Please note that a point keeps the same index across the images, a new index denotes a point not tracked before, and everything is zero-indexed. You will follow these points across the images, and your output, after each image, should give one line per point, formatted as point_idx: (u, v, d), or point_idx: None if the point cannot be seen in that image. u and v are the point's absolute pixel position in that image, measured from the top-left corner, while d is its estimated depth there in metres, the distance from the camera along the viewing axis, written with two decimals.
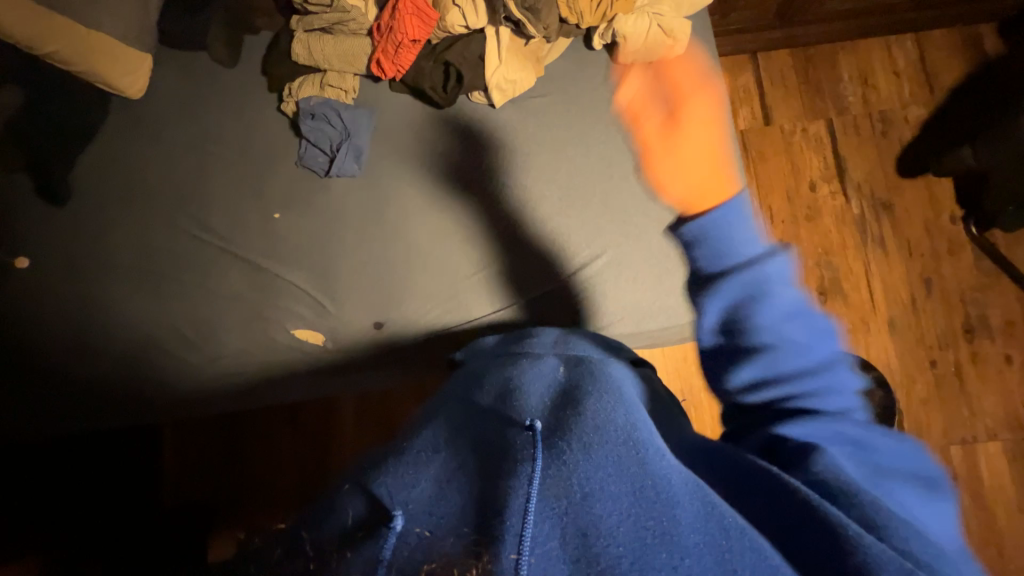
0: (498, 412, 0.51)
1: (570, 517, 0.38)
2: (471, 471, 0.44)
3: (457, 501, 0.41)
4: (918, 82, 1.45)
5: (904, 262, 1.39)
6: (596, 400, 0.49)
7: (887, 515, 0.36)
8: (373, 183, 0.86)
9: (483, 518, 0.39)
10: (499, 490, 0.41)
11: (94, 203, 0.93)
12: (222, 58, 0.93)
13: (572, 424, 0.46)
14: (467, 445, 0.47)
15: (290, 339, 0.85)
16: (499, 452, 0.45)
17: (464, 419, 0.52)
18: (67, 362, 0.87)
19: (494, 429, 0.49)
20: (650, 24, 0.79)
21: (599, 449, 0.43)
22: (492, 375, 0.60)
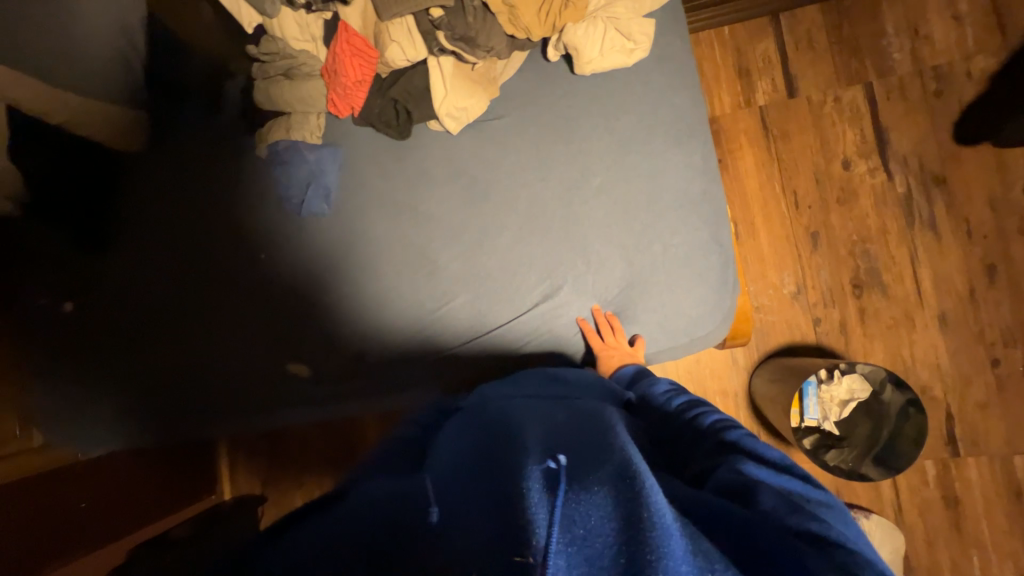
0: (505, 452, 0.53)
1: (575, 548, 0.38)
2: (485, 511, 0.45)
3: (477, 525, 0.44)
4: (983, 28, 1.21)
5: (961, 246, 1.20)
6: (597, 441, 0.50)
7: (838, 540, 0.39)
8: (342, 219, 0.88)
9: (495, 541, 0.41)
10: (507, 518, 0.42)
11: (115, 251, 1.02)
12: (207, 110, 1.01)
13: (575, 462, 0.47)
14: (478, 489, 0.49)
15: (284, 371, 0.91)
16: (505, 485, 0.46)
17: (474, 463, 0.54)
18: (113, 393, 1.00)
19: (502, 461, 0.51)
20: (606, 29, 0.73)
21: (600, 483, 0.42)
22: (496, 416, 0.63)
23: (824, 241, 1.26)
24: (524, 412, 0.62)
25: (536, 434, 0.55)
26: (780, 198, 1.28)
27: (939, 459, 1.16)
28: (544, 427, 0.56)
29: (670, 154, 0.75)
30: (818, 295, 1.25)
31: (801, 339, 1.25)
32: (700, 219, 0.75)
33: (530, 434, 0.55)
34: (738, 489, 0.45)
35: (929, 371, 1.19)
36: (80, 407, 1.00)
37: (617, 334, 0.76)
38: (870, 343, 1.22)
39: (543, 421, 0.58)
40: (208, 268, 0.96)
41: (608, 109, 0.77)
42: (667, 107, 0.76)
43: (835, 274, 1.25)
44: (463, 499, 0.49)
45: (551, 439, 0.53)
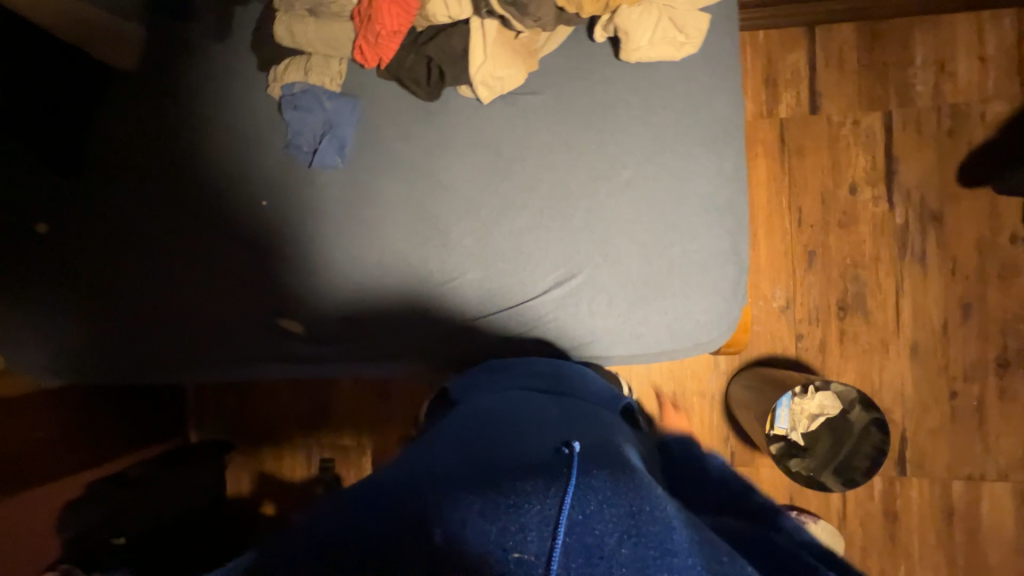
0: (502, 437, 0.53)
1: (577, 534, 0.38)
2: (480, 484, 0.45)
3: (470, 498, 0.43)
4: (1005, 73, 1.23)
5: (943, 283, 1.26)
6: (597, 445, 0.51)
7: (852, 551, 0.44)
8: (355, 175, 0.84)
9: (490, 522, 0.40)
10: (503, 501, 0.42)
11: (96, 174, 0.94)
12: (212, 33, 0.91)
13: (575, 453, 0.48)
14: (473, 462, 0.49)
15: (277, 326, 0.88)
16: (505, 470, 0.47)
17: (466, 440, 0.54)
18: (81, 325, 0.93)
19: (503, 448, 0.51)
20: (659, 17, 0.70)
21: (598, 478, 0.45)
22: (488, 405, 0.62)
23: (818, 261, 1.29)
24: (515, 399, 0.63)
25: (535, 427, 0.55)
26: (785, 213, 1.30)
27: (887, 476, 1.25)
28: (542, 420, 0.57)
29: (703, 158, 0.74)
30: (804, 312, 1.29)
31: (782, 352, 1.30)
32: (723, 227, 0.75)
33: (527, 424, 0.56)
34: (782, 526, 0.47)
35: (893, 396, 1.26)
36: (43, 335, 0.94)
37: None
38: (844, 363, 1.28)
39: (541, 416, 0.58)
40: (201, 207, 0.91)
41: (647, 103, 0.75)
42: (705, 109, 0.75)
43: (824, 293, 1.29)
44: (452, 471, 0.48)
45: (554, 433, 0.53)
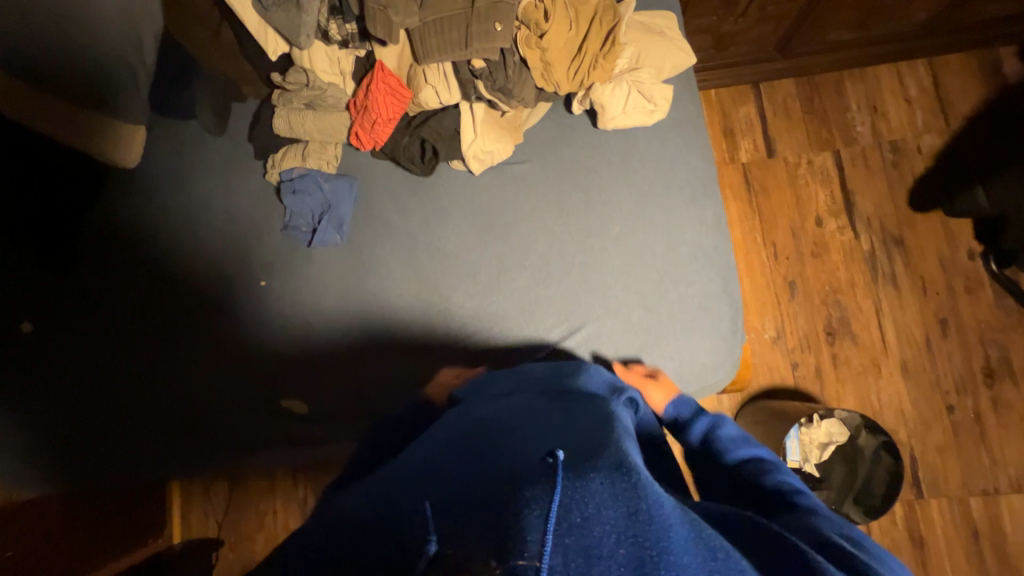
0: (497, 446, 0.51)
1: (571, 538, 0.35)
2: (478, 495, 0.42)
3: (464, 517, 0.41)
4: (930, 110, 1.38)
5: (918, 301, 1.32)
6: (592, 443, 0.49)
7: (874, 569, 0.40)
8: (355, 251, 0.86)
9: (483, 540, 0.37)
10: (504, 510, 0.39)
11: (87, 267, 0.93)
12: (211, 129, 0.95)
13: (573, 454, 0.46)
14: (472, 473, 0.47)
15: (277, 408, 0.85)
16: (500, 476, 0.44)
17: (464, 451, 0.51)
18: (68, 427, 0.88)
19: (498, 457, 0.48)
20: (629, 91, 0.78)
21: (595, 476, 0.42)
22: (485, 413, 0.60)
23: (800, 291, 1.35)
24: (510, 406, 0.61)
25: (530, 434, 0.52)
26: (761, 248, 1.37)
27: (906, 500, 1.24)
28: (538, 424, 0.54)
29: (686, 209, 0.80)
30: (795, 341, 1.33)
31: (781, 383, 1.31)
32: (713, 270, 0.79)
33: (525, 429, 0.54)
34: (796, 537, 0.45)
35: (895, 416, 1.28)
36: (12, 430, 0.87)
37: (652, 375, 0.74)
38: (842, 387, 1.30)
39: (537, 420, 0.56)
40: (199, 290, 0.90)
41: (627, 164, 0.81)
42: (682, 166, 0.81)
43: (811, 320, 1.34)
44: (453, 486, 0.46)
45: (549, 436, 0.51)
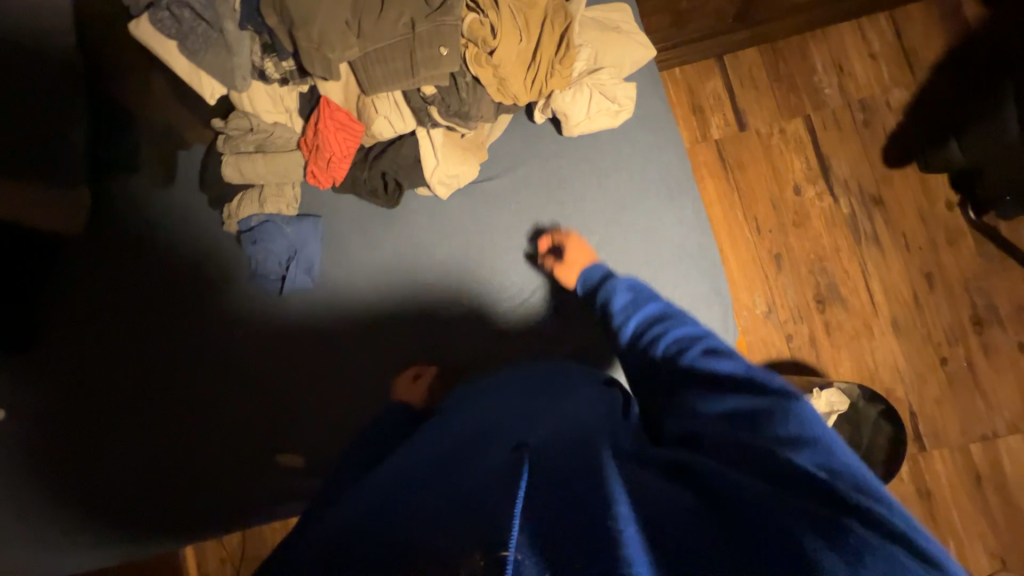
0: (483, 447, 0.52)
1: (536, 524, 0.38)
2: (460, 493, 0.45)
3: (442, 507, 0.44)
4: (896, 64, 1.37)
5: (902, 258, 1.33)
6: (573, 446, 0.46)
7: (837, 505, 0.35)
8: (329, 293, 0.83)
9: (462, 530, 0.39)
10: (481, 507, 0.41)
11: (51, 344, 0.88)
12: (159, 182, 0.90)
13: (550, 445, 0.48)
14: (459, 473, 0.49)
15: (275, 463, 0.83)
16: (483, 478, 0.46)
17: (452, 452, 0.53)
18: (58, 510, 0.84)
19: (481, 458, 0.50)
20: (591, 94, 0.74)
21: (565, 465, 0.44)
22: (466, 423, 0.58)
23: (786, 262, 1.34)
24: (493, 399, 0.63)
25: (514, 425, 0.54)
26: (742, 224, 1.36)
27: (909, 456, 1.26)
28: (521, 415, 0.56)
29: (664, 210, 0.77)
30: (787, 313, 1.33)
31: (778, 357, 1.31)
32: (700, 269, 0.77)
33: (509, 421, 0.55)
34: (751, 463, 0.41)
35: (891, 374, 1.29)
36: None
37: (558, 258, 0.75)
38: (837, 353, 1.31)
39: (519, 408, 0.57)
40: (177, 352, 0.87)
41: (599, 169, 0.79)
42: (655, 165, 0.78)
43: (800, 291, 1.33)
44: (435, 483, 0.48)
45: (531, 426, 0.52)
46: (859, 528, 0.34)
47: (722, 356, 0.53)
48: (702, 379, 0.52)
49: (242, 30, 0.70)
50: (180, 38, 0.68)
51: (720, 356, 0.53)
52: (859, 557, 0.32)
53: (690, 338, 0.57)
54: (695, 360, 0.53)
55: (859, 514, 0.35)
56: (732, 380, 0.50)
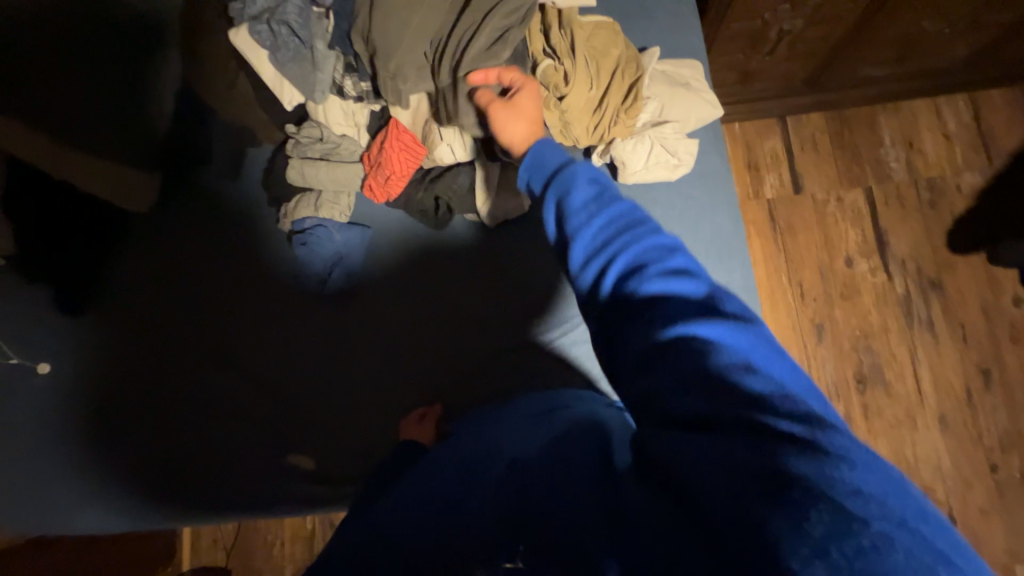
0: (482, 455, 0.57)
1: (532, 543, 0.44)
2: (466, 503, 0.51)
3: (454, 516, 0.50)
4: (971, 147, 1.31)
5: (957, 350, 1.24)
6: (559, 462, 0.50)
7: (828, 483, 0.33)
8: (366, 302, 0.87)
9: (471, 540, 0.46)
10: (484, 521, 0.47)
11: (102, 310, 0.93)
12: (227, 173, 0.95)
13: (539, 457, 0.52)
14: (466, 480, 0.54)
15: (286, 461, 0.85)
16: (484, 487, 0.51)
17: (457, 460, 0.58)
18: (71, 476, 0.87)
19: (483, 466, 0.55)
20: (652, 146, 0.74)
21: (551, 478, 0.48)
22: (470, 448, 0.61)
23: (828, 334, 1.28)
24: (501, 413, 0.68)
25: (513, 438, 0.58)
26: (786, 288, 1.31)
27: None
28: (520, 429, 0.60)
29: (711, 270, 0.76)
30: (823, 388, 1.26)
31: None
32: None
33: (509, 434, 0.60)
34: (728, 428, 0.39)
35: (932, 473, 1.20)
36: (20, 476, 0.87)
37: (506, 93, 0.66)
38: (874, 441, 1.22)
39: (515, 426, 0.62)
40: (212, 342, 0.90)
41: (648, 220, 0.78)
42: (707, 224, 0.77)
43: (840, 367, 1.27)
44: (446, 490, 0.54)
45: (526, 439, 0.57)
46: (855, 506, 0.32)
47: (675, 273, 0.48)
48: (657, 306, 0.47)
49: (330, 49, 0.74)
50: (273, 49, 0.71)
51: (674, 273, 0.48)
52: (804, 518, 0.32)
53: (644, 251, 0.50)
54: (652, 285, 0.47)
55: (848, 487, 0.33)
56: (691, 308, 0.46)
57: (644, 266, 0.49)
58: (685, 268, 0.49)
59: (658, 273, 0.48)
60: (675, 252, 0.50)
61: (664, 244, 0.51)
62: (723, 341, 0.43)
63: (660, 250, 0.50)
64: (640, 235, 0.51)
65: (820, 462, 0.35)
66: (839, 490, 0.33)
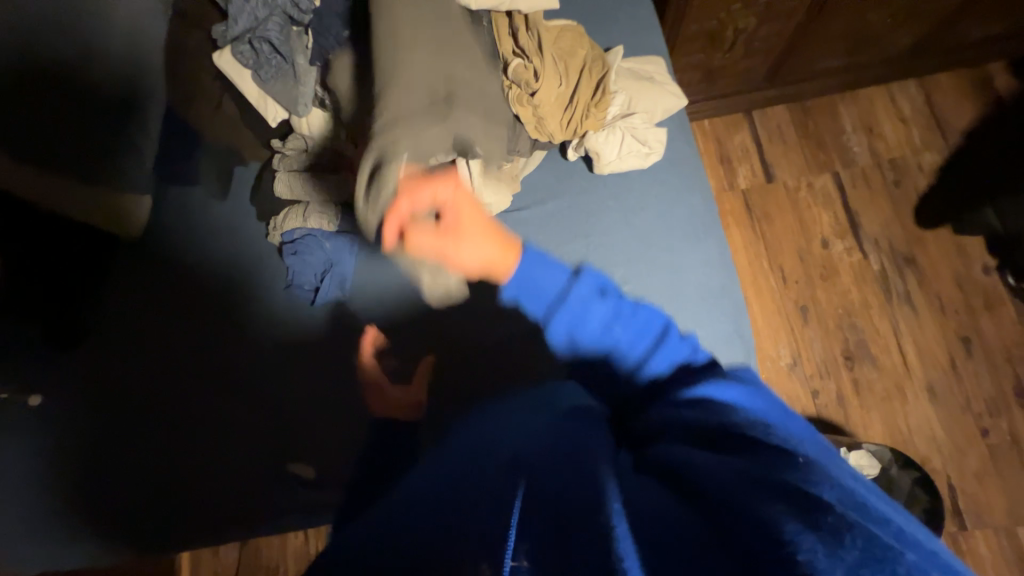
0: (476, 424, 0.53)
1: (541, 530, 0.35)
2: (458, 479, 0.42)
3: (436, 498, 0.41)
4: (928, 129, 1.38)
5: (937, 321, 1.28)
6: (557, 434, 0.44)
7: (841, 495, 0.32)
8: (359, 307, 0.89)
9: (460, 526, 0.37)
10: (477, 506, 0.38)
11: (94, 335, 0.93)
12: (215, 192, 0.98)
13: (538, 425, 0.46)
14: (459, 454, 0.46)
15: (285, 473, 0.84)
16: (478, 460, 0.43)
17: (448, 440, 0.53)
18: (66, 509, 0.84)
19: (473, 441, 0.47)
20: (623, 137, 0.78)
21: (557, 453, 0.41)
22: (465, 424, 0.57)
23: (812, 314, 1.32)
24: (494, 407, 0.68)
25: (512, 409, 0.53)
26: (768, 272, 1.35)
27: (948, 535, 1.16)
28: (513, 400, 0.57)
29: (690, 250, 0.79)
30: (813, 367, 1.29)
31: (803, 412, 1.26)
32: (724, 311, 0.77)
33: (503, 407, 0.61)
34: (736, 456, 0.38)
35: (927, 443, 1.22)
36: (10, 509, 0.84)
37: (439, 222, 0.58)
38: (867, 415, 1.25)
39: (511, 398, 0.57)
40: (208, 363, 0.90)
41: (626, 207, 0.81)
42: (682, 207, 0.81)
43: (827, 345, 1.30)
44: (434, 471, 0.45)
45: (525, 409, 0.51)
46: (868, 519, 0.30)
47: (691, 363, 0.53)
48: (673, 384, 0.51)
49: (312, 65, 0.78)
50: (256, 68, 0.76)
51: (694, 363, 0.53)
52: (840, 537, 0.28)
53: (662, 342, 0.55)
54: (672, 373, 0.53)
55: (859, 502, 0.32)
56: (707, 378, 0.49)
57: (662, 360, 0.54)
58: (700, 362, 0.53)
59: (682, 364, 0.53)
60: (690, 346, 0.55)
61: (677, 338, 0.56)
62: (735, 395, 0.45)
63: (676, 342, 0.55)
64: (656, 330, 0.56)
65: (830, 481, 0.33)
66: (848, 502, 0.32)
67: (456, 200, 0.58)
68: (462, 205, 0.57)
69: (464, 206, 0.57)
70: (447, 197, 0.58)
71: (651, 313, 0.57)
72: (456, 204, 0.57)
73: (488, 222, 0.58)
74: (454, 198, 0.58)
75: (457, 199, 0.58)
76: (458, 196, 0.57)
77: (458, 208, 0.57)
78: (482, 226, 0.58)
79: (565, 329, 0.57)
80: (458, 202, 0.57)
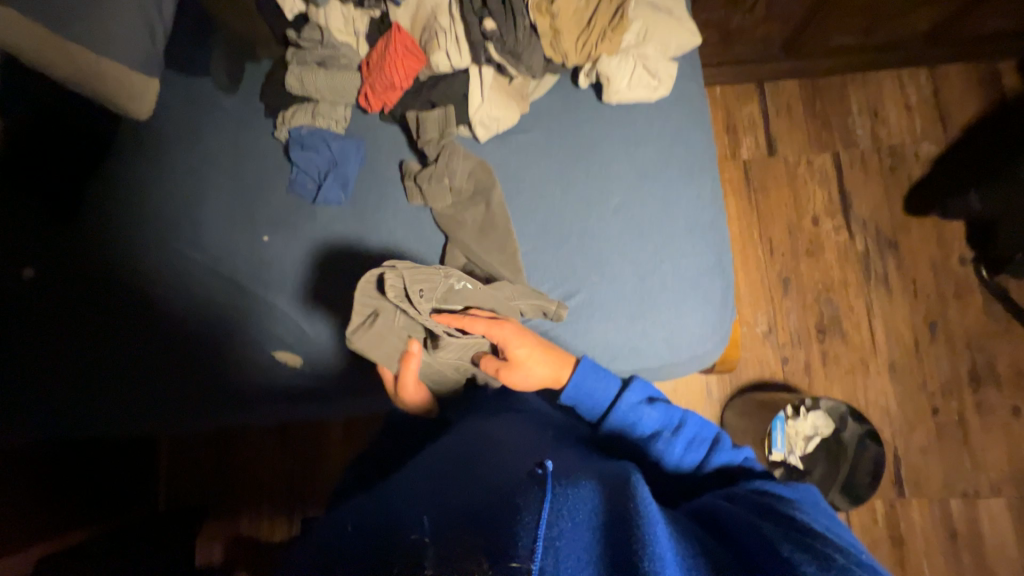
0: (508, 444, 0.61)
1: (560, 540, 0.43)
2: (477, 507, 0.50)
3: (450, 525, 0.49)
4: (930, 120, 1.41)
5: (909, 304, 1.34)
6: (579, 465, 0.54)
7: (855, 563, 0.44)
8: (358, 210, 0.87)
9: (487, 539, 0.45)
10: (515, 521, 0.45)
11: (87, 211, 0.92)
12: (224, 85, 0.96)
13: (567, 461, 0.55)
14: (486, 484, 0.53)
15: (271, 360, 0.86)
16: (505, 491, 0.50)
17: (476, 452, 0.61)
18: (62, 403, 0.86)
19: (497, 468, 0.55)
20: (635, 66, 0.80)
21: (585, 482, 0.49)
22: (494, 434, 0.64)
23: (793, 287, 1.37)
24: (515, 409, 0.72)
25: (546, 442, 0.61)
26: (757, 243, 1.39)
27: (887, 499, 1.25)
28: (535, 432, 0.65)
29: (685, 185, 0.82)
30: (786, 336, 1.34)
31: (771, 375, 1.32)
32: (709, 245, 0.81)
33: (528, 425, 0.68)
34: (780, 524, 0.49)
35: (881, 415, 1.30)
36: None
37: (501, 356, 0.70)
38: (831, 385, 1.31)
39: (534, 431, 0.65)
40: (202, 260, 0.89)
41: (629, 138, 0.83)
42: (681, 143, 0.83)
43: (802, 317, 1.35)
44: (448, 499, 0.53)
45: (554, 449, 0.59)
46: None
47: (742, 466, 0.65)
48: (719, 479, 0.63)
49: None
50: None
51: (741, 468, 0.64)
52: None
53: (714, 445, 0.65)
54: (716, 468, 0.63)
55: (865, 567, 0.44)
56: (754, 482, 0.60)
57: (708, 455, 0.64)
58: (744, 464, 0.65)
59: (729, 461, 0.64)
60: (738, 454, 0.66)
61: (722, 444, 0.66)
62: (784, 493, 0.57)
63: (724, 449, 0.65)
64: (706, 432, 0.66)
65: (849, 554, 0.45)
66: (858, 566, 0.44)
67: (510, 339, 0.69)
68: (514, 341, 0.69)
69: (515, 341, 0.69)
70: (499, 335, 0.68)
71: (701, 422, 0.67)
72: (506, 339, 0.69)
73: (537, 345, 0.70)
74: (506, 335, 0.68)
75: (507, 338, 0.69)
76: (508, 330, 0.69)
77: (508, 342, 0.69)
78: (532, 355, 0.70)
79: (625, 424, 0.66)
80: (507, 333, 0.69)
